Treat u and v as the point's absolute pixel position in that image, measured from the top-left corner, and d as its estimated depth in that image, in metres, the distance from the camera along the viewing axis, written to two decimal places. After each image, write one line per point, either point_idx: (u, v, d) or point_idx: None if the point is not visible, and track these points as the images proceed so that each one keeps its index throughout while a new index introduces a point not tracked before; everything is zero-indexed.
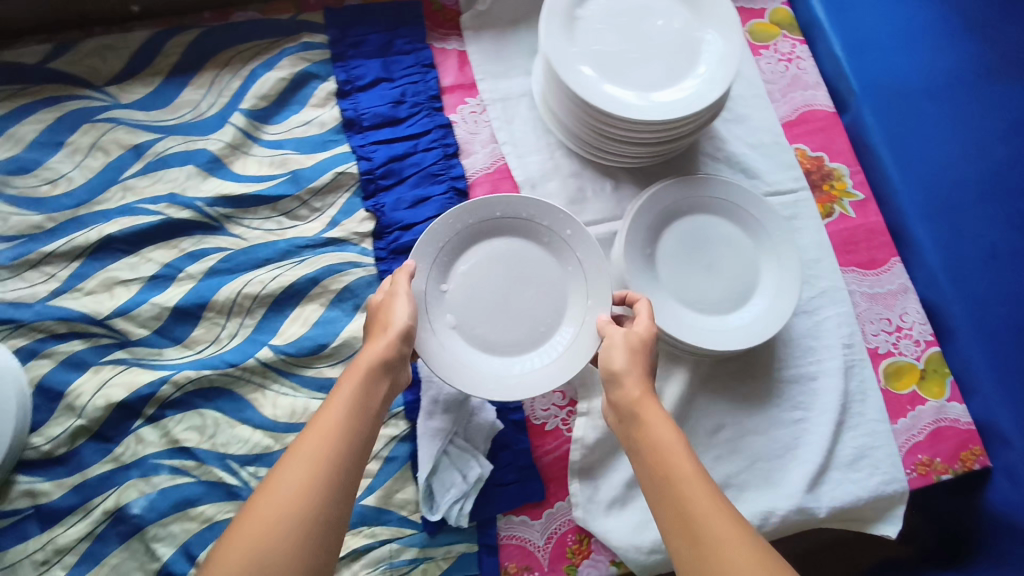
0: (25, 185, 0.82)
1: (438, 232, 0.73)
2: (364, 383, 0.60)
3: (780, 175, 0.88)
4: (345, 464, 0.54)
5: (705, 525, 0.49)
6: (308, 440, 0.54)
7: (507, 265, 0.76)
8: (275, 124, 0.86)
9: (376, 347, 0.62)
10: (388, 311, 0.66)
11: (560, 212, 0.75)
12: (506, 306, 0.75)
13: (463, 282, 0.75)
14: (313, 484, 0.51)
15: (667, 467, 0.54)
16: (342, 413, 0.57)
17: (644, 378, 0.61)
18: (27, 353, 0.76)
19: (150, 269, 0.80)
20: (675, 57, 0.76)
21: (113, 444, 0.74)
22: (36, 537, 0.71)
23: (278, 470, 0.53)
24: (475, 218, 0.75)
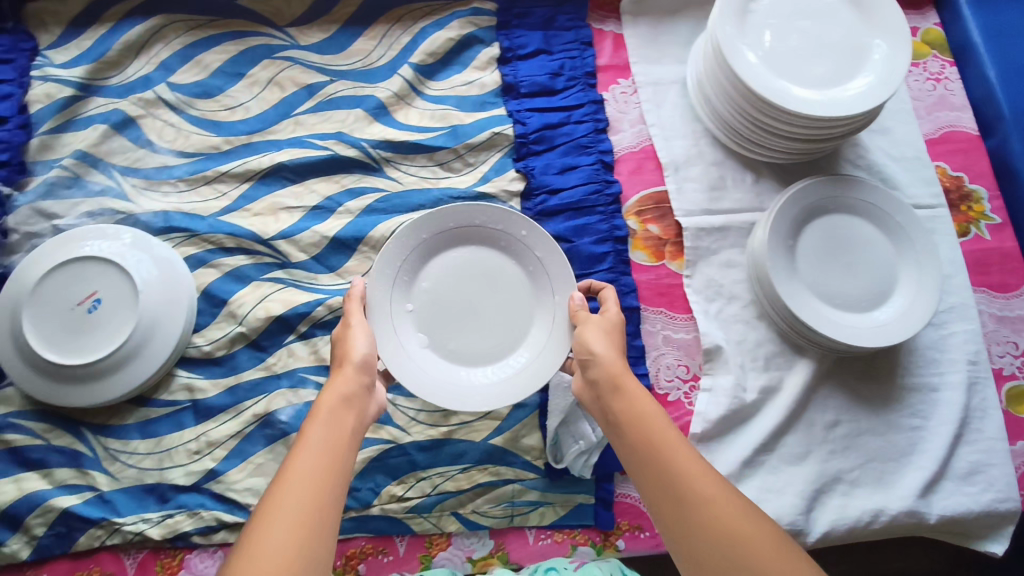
0: (206, 109, 0.88)
1: (393, 252, 0.73)
2: (341, 413, 0.58)
3: (919, 190, 0.88)
4: (332, 495, 0.52)
5: (689, 483, 0.53)
6: (295, 473, 0.52)
7: (456, 275, 0.76)
8: (438, 81, 0.91)
9: (345, 382, 0.61)
10: (347, 344, 0.64)
11: (510, 215, 0.75)
12: (471, 311, 0.76)
13: (429, 293, 0.75)
14: (310, 521, 0.49)
15: (649, 435, 0.57)
16: (325, 445, 0.55)
17: (618, 355, 0.64)
18: (195, 261, 0.82)
19: (312, 199, 0.85)
20: (843, 58, 0.78)
21: (266, 354, 0.80)
22: (192, 428, 0.77)
23: (266, 505, 0.50)
24: (415, 237, 0.74)
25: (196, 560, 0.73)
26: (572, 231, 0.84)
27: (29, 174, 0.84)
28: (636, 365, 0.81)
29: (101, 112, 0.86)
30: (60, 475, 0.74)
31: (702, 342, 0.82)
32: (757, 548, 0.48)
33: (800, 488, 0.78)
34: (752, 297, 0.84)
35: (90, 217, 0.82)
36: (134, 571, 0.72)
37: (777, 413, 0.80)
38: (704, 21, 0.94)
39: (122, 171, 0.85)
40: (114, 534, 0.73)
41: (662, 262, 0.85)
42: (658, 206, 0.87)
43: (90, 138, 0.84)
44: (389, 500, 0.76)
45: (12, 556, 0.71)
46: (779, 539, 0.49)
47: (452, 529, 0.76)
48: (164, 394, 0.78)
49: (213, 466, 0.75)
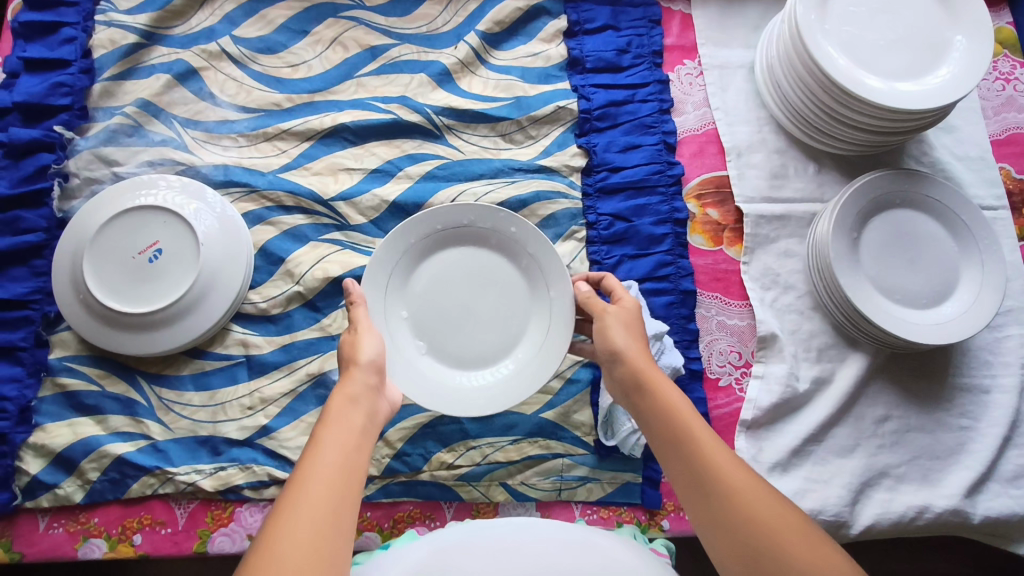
0: (269, 64, 0.87)
1: (384, 259, 0.72)
2: (352, 411, 0.56)
3: (983, 191, 0.87)
4: (352, 495, 0.49)
5: (718, 475, 0.51)
6: (310, 472, 0.49)
7: (452, 276, 0.75)
8: (504, 50, 0.90)
9: (353, 384, 0.58)
10: (354, 348, 0.61)
11: (498, 213, 0.73)
12: (468, 311, 0.74)
13: (423, 296, 0.74)
14: (329, 524, 0.46)
15: (678, 428, 0.55)
16: (339, 444, 0.52)
17: (643, 351, 0.62)
18: (253, 218, 0.82)
19: (373, 162, 0.85)
20: (923, 52, 0.77)
21: (321, 314, 0.80)
22: (245, 383, 0.77)
23: (282, 506, 0.47)
24: (405, 240, 0.73)
25: (246, 513, 0.74)
26: (631, 210, 0.84)
27: (91, 120, 0.83)
28: (689, 349, 0.81)
29: (164, 62, 0.85)
30: (114, 422, 0.75)
31: (757, 330, 0.82)
32: (794, 544, 0.46)
33: (845, 480, 0.78)
34: (808, 288, 0.84)
35: (150, 166, 0.82)
36: (185, 521, 0.73)
37: (828, 405, 0.80)
38: (775, 4, 0.92)
39: (182, 122, 0.85)
40: (166, 483, 0.74)
41: (720, 248, 0.85)
42: (718, 190, 0.86)
43: (153, 87, 0.84)
44: (439, 467, 0.76)
45: (66, 498, 0.73)
46: (811, 535, 0.47)
47: (500, 499, 0.76)
48: (218, 348, 0.78)
49: (265, 422, 0.76)
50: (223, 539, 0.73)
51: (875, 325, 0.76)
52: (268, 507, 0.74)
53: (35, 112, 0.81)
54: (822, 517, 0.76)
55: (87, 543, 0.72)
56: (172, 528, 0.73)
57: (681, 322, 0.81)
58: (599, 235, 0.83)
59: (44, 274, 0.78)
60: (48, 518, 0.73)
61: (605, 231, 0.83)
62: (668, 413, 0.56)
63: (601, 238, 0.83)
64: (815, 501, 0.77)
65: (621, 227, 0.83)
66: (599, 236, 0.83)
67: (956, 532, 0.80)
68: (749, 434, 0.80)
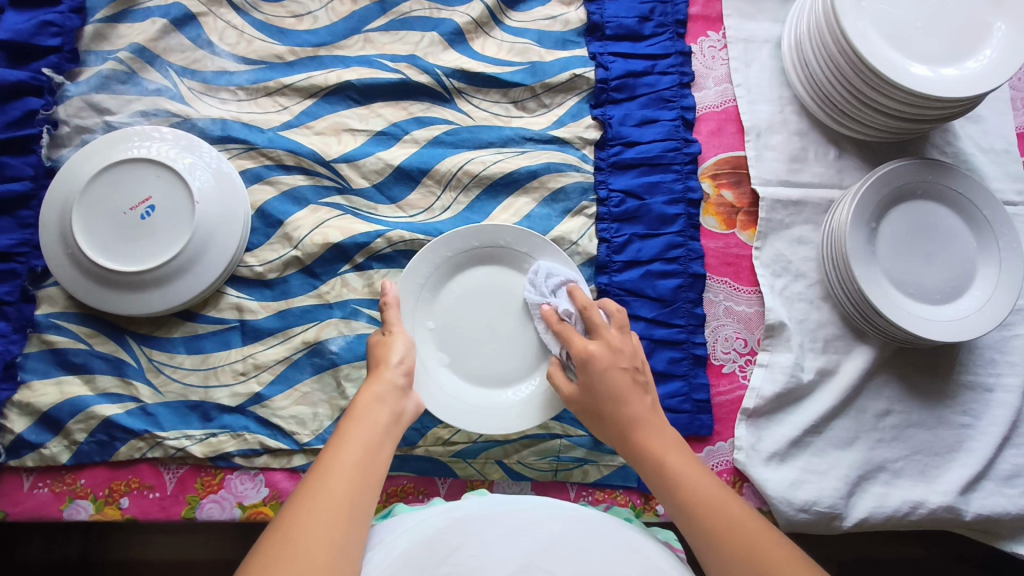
0: (271, 13, 0.82)
1: (417, 268, 0.73)
2: (378, 409, 0.56)
3: (1004, 184, 0.84)
4: (368, 494, 0.50)
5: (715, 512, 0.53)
6: (331, 466, 0.50)
7: (479, 295, 0.75)
8: (521, 11, 0.85)
9: (380, 383, 0.59)
10: (386, 349, 0.62)
11: (534, 238, 0.74)
12: (492, 331, 0.75)
13: (451, 311, 0.75)
14: (347, 513, 0.47)
15: (672, 471, 0.57)
16: (362, 442, 0.52)
17: (616, 403, 0.61)
18: (251, 176, 0.79)
19: (378, 124, 0.81)
20: (960, 37, 0.74)
21: (318, 281, 0.78)
22: (238, 348, 0.75)
23: (299, 498, 0.48)
24: (439, 254, 0.74)
25: (236, 481, 0.73)
26: (644, 187, 0.81)
27: (81, 65, 0.79)
28: (694, 333, 0.79)
29: (160, 5, 0.81)
30: (102, 383, 0.73)
31: (765, 317, 0.80)
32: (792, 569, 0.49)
33: (842, 473, 0.77)
34: (819, 276, 0.82)
35: (143, 116, 0.78)
36: (174, 486, 0.72)
37: (831, 397, 0.78)
38: None
39: (179, 71, 0.80)
40: (155, 447, 0.72)
41: (731, 231, 0.82)
42: (734, 172, 0.83)
43: (148, 32, 0.80)
44: (434, 442, 0.75)
45: (52, 459, 0.71)
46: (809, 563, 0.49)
47: (495, 477, 0.75)
48: (211, 311, 0.76)
49: (259, 390, 0.74)
50: (212, 506, 0.72)
51: (887, 319, 0.75)
52: (259, 476, 0.73)
53: (21, 52, 0.77)
54: (816, 509, 0.75)
55: (73, 505, 0.71)
56: (160, 493, 0.72)
57: (689, 306, 0.79)
58: (609, 212, 0.80)
59: (30, 226, 0.75)
60: (33, 478, 0.72)
61: (616, 209, 0.81)
62: (663, 461, 0.58)
63: (611, 215, 0.80)
64: (810, 493, 0.76)
65: (633, 205, 0.80)
66: (609, 213, 0.80)
67: (948, 528, 0.79)
68: (749, 422, 0.78)
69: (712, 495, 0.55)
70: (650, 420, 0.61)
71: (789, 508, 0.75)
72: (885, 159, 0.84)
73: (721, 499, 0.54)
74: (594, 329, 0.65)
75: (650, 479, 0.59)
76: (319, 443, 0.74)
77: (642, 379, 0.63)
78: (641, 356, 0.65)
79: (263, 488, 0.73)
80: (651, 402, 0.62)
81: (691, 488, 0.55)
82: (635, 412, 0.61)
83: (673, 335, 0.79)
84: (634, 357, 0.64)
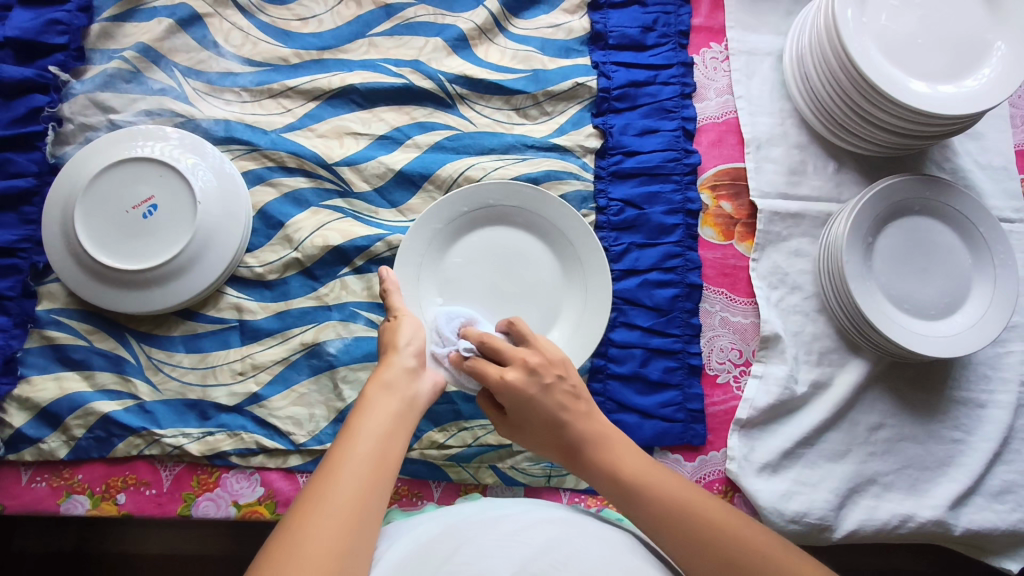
0: (277, 16, 0.83)
1: (411, 247, 0.74)
2: (388, 400, 0.56)
3: (1002, 202, 0.85)
4: (381, 487, 0.50)
5: (683, 503, 0.55)
6: (342, 464, 0.49)
7: (481, 258, 0.77)
8: (525, 19, 0.86)
9: (391, 371, 0.58)
10: (393, 332, 0.62)
11: (523, 190, 0.75)
12: (499, 291, 0.76)
13: (454, 279, 0.76)
14: (356, 511, 0.47)
15: (630, 474, 0.58)
16: (372, 435, 0.52)
17: (548, 425, 0.61)
18: (253, 177, 0.79)
19: (380, 128, 0.82)
20: (960, 55, 0.74)
21: (318, 283, 0.78)
22: (237, 348, 0.76)
23: (309, 495, 0.48)
24: (430, 228, 0.75)
25: (232, 480, 0.73)
26: (643, 197, 0.81)
27: (87, 63, 0.80)
28: (690, 343, 0.80)
29: (167, 4, 0.81)
30: (101, 379, 0.74)
31: (760, 329, 0.80)
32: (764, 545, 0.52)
33: (834, 485, 0.77)
34: (816, 289, 0.82)
35: (147, 115, 0.79)
36: (170, 483, 0.73)
37: (823, 410, 0.79)
38: None
39: (183, 71, 0.81)
40: (153, 444, 0.73)
41: (729, 242, 0.83)
42: (733, 183, 0.84)
43: (154, 32, 0.80)
44: (429, 446, 0.76)
45: (50, 454, 0.72)
46: (777, 540, 0.53)
47: (489, 481, 0.76)
48: (211, 311, 0.77)
49: (256, 390, 0.75)
50: (207, 504, 0.72)
51: (881, 333, 0.75)
52: (254, 476, 0.74)
53: (28, 49, 0.78)
54: (807, 520, 0.76)
55: (70, 499, 0.71)
56: (157, 490, 0.72)
57: (685, 316, 0.80)
58: (608, 221, 0.81)
59: (33, 222, 0.75)
60: (31, 472, 0.72)
61: (615, 217, 0.81)
62: (616, 468, 0.59)
63: (610, 224, 0.81)
64: (801, 504, 0.76)
65: (631, 214, 0.81)
66: (608, 221, 0.81)
67: (937, 541, 0.79)
68: (743, 433, 0.79)
69: (675, 494, 0.56)
70: (595, 432, 0.61)
71: (780, 519, 0.75)
72: (883, 174, 0.84)
73: (681, 494, 0.56)
74: (503, 354, 0.62)
75: (607, 490, 0.59)
76: (315, 444, 0.74)
77: (571, 386, 0.62)
78: (562, 361, 0.63)
79: (259, 487, 0.73)
80: (587, 408, 0.61)
81: (650, 487, 0.57)
82: (582, 429, 0.60)
83: (669, 344, 0.79)
84: (553, 366, 0.62)
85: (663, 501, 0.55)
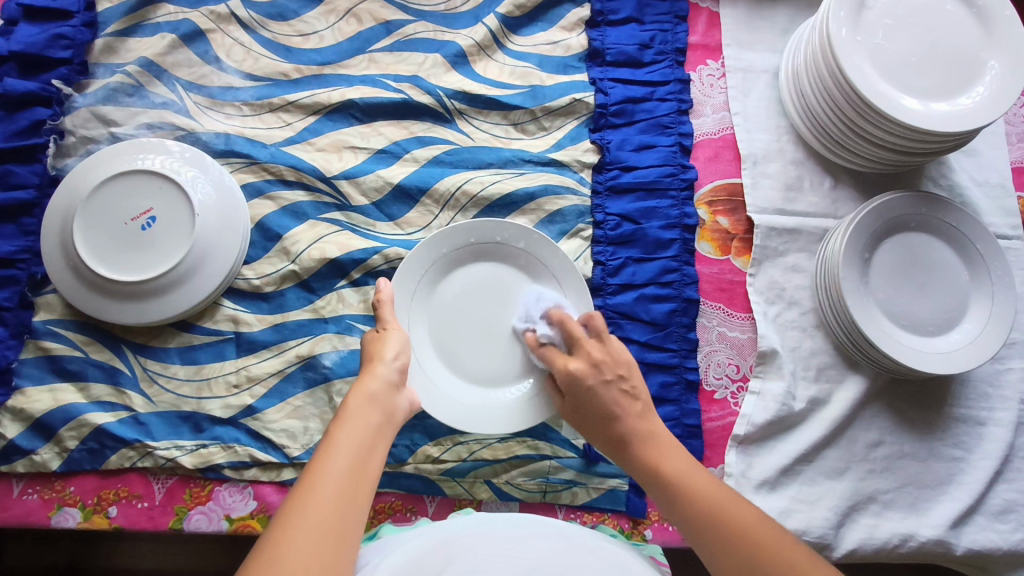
0: (279, 32, 0.84)
1: (413, 265, 0.74)
2: (370, 410, 0.56)
3: (999, 218, 0.85)
4: (360, 501, 0.49)
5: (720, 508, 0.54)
6: (323, 471, 0.49)
7: (474, 292, 0.76)
8: (523, 36, 0.87)
9: (374, 382, 0.58)
10: (380, 344, 0.63)
11: (533, 233, 0.75)
12: (488, 328, 0.76)
13: (446, 307, 0.76)
14: (336, 526, 0.46)
15: (675, 471, 0.58)
16: (353, 446, 0.52)
17: (598, 430, 0.64)
18: (252, 191, 0.80)
19: (379, 142, 0.83)
20: (953, 73, 0.75)
21: (315, 295, 0.78)
22: (233, 360, 0.76)
23: (289, 508, 0.47)
24: (433, 251, 0.75)
25: (224, 493, 0.73)
26: (640, 212, 0.82)
27: (90, 77, 0.81)
28: (687, 358, 0.79)
29: (170, 20, 0.83)
30: (95, 391, 0.74)
31: (757, 344, 0.80)
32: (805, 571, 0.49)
33: (833, 503, 0.76)
34: (813, 305, 0.82)
35: (148, 129, 0.80)
36: (162, 496, 0.72)
37: (821, 426, 0.78)
38: (806, 9, 0.89)
39: (185, 85, 0.82)
40: (145, 457, 0.72)
41: (726, 257, 0.83)
42: (730, 199, 0.84)
43: (157, 47, 0.81)
44: (423, 460, 0.75)
45: (42, 465, 0.71)
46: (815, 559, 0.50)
47: (484, 497, 0.75)
48: (207, 323, 0.77)
49: (251, 402, 0.75)
50: (199, 518, 0.72)
51: (878, 350, 0.75)
52: (247, 489, 0.73)
53: (32, 63, 0.79)
54: (806, 538, 0.75)
55: (61, 512, 0.71)
56: (149, 503, 0.72)
57: (681, 331, 0.80)
58: (605, 235, 0.81)
59: (32, 233, 0.76)
60: (23, 484, 0.72)
61: (612, 232, 0.81)
62: (661, 466, 0.59)
63: (607, 238, 0.81)
64: (800, 522, 0.75)
65: (629, 228, 0.81)
66: (605, 236, 0.81)
67: (938, 562, 0.78)
68: (740, 449, 0.78)
69: (710, 493, 0.56)
70: (641, 430, 0.61)
71: None
72: (880, 190, 0.84)
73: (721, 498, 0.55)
74: (575, 346, 0.67)
75: (649, 487, 0.59)
76: (308, 458, 0.74)
77: (631, 387, 0.64)
78: (623, 363, 0.65)
79: (252, 501, 0.73)
80: (642, 409, 0.63)
81: (692, 489, 0.56)
82: (629, 425, 0.62)
83: (665, 359, 0.79)
84: (619, 364, 0.65)
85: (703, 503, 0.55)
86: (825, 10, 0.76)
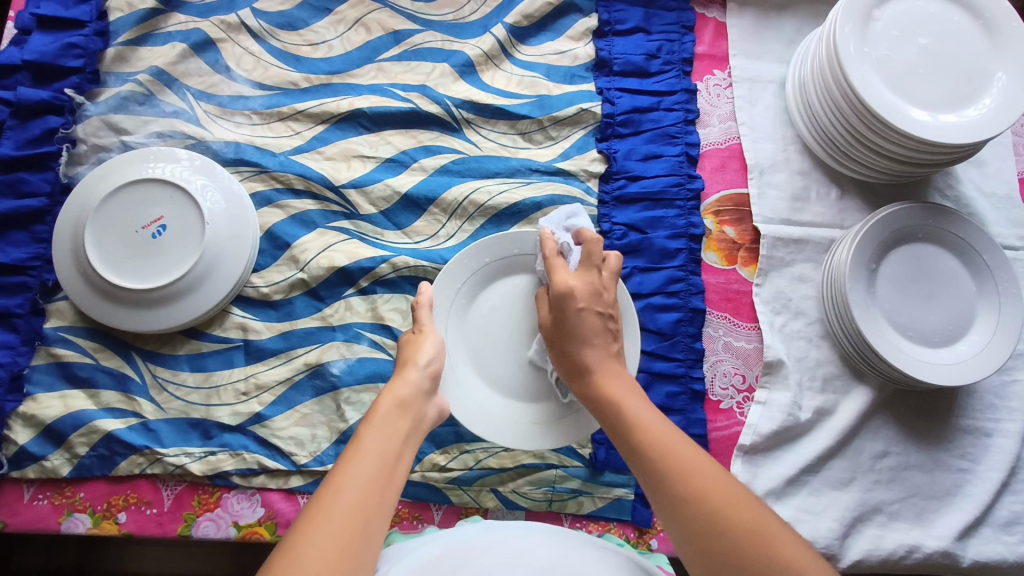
0: (288, 41, 0.85)
1: (455, 271, 0.74)
2: (399, 417, 0.56)
3: (1006, 229, 0.85)
4: (384, 503, 0.50)
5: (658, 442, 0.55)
6: (350, 474, 0.50)
7: (516, 303, 0.76)
8: (531, 45, 0.88)
9: (403, 387, 0.59)
10: (415, 349, 0.64)
11: None
12: (527, 340, 0.75)
13: (487, 316, 0.75)
14: (359, 528, 0.47)
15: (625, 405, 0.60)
16: (380, 450, 0.53)
17: (569, 347, 0.65)
18: (261, 200, 0.81)
19: (387, 152, 0.83)
20: (960, 84, 0.75)
21: (323, 303, 0.79)
22: (241, 368, 0.77)
23: (313, 508, 0.47)
24: (478, 258, 0.75)
25: (233, 500, 0.73)
26: (647, 222, 0.82)
27: (102, 85, 0.82)
28: (693, 368, 0.79)
29: (181, 30, 0.84)
30: (106, 397, 0.75)
31: (764, 354, 0.80)
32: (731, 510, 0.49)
33: (839, 513, 0.76)
34: (819, 315, 0.82)
35: (159, 137, 0.81)
36: (171, 503, 0.73)
37: (828, 436, 0.78)
38: (812, 19, 0.90)
39: (195, 94, 0.83)
40: (155, 463, 0.73)
41: (733, 267, 0.83)
42: (737, 209, 0.84)
43: (168, 56, 0.82)
44: (431, 468, 0.76)
45: (53, 471, 0.72)
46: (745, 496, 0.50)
47: (490, 505, 0.76)
48: (216, 330, 0.77)
49: (259, 409, 0.75)
50: (207, 524, 0.72)
51: (883, 360, 0.75)
52: (255, 496, 0.74)
53: (44, 72, 0.80)
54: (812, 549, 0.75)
55: (71, 518, 0.72)
56: (158, 510, 0.72)
57: (687, 340, 0.80)
58: (611, 245, 0.81)
59: (44, 240, 0.77)
60: (33, 489, 0.72)
61: (619, 241, 0.82)
62: (617, 402, 0.61)
63: (614, 248, 0.81)
64: (806, 532, 0.75)
65: (635, 238, 0.82)
66: (612, 245, 0.81)
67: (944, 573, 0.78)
68: (746, 459, 0.78)
69: (653, 428, 0.57)
70: (609, 368, 0.64)
71: None
72: (886, 200, 0.84)
73: (662, 433, 0.56)
74: (584, 273, 0.67)
75: (602, 418, 0.62)
76: (316, 465, 0.74)
77: (613, 324, 0.67)
78: (616, 303, 0.67)
79: (260, 508, 0.73)
80: (613, 348, 0.66)
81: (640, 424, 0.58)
82: (593, 357, 0.64)
83: (672, 368, 0.79)
84: (613, 303, 0.67)
85: (647, 435, 0.56)
86: (831, 22, 0.76)
